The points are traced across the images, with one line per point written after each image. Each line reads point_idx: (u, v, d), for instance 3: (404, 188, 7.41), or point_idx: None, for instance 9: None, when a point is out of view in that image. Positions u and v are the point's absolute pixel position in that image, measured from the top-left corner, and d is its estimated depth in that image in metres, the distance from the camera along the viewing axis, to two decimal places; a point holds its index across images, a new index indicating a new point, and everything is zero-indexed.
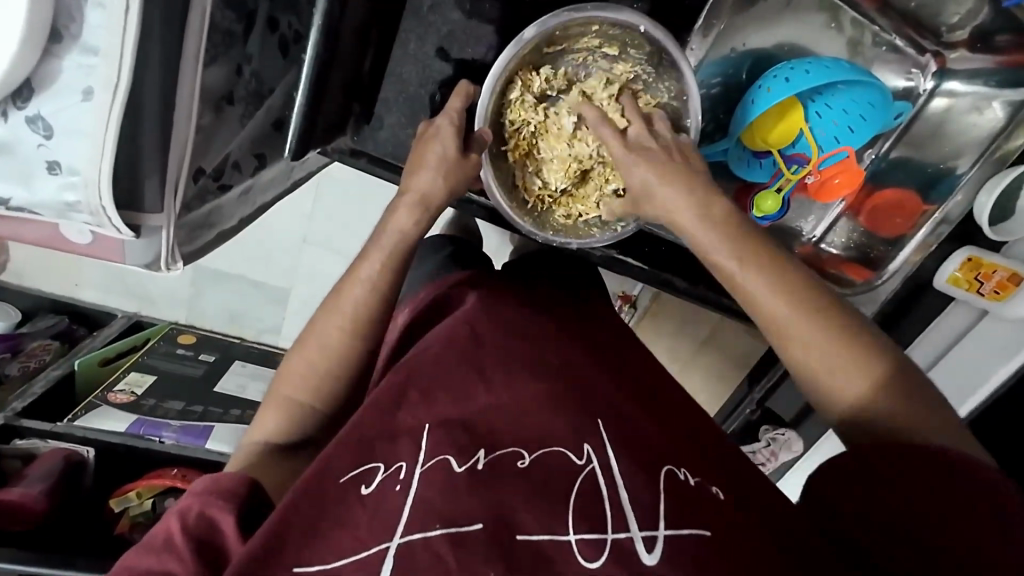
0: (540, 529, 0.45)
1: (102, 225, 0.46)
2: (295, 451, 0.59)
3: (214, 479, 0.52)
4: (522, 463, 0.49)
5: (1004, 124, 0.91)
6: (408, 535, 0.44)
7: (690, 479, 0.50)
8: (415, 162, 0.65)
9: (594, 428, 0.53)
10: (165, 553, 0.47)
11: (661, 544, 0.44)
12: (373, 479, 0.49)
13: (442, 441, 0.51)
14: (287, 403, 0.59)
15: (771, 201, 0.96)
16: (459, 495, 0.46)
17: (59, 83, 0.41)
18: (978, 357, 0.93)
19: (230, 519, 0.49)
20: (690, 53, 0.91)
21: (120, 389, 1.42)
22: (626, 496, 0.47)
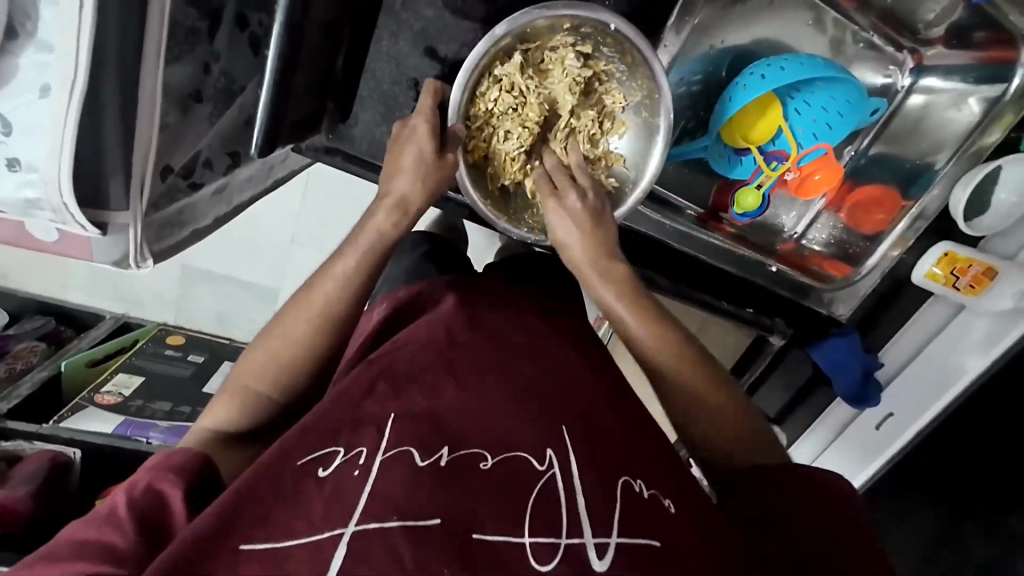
0: (497, 532, 0.46)
1: (66, 223, 0.46)
2: (248, 441, 0.59)
3: (167, 455, 0.53)
4: (485, 464, 0.51)
5: (978, 121, 0.92)
6: (364, 523, 0.45)
7: (644, 491, 0.52)
8: (393, 163, 0.65)
9: (559, 437, 0.54)
10: (107, 523, 0.48)
11: (611, 552, 0.47)
12: (333, 462, 0.50)
13: (406, 433, 0.52)
14: (242, 393, 0.59)
15: (752, 197, 0.96)
16: (420, 491, 0.47)
17: (15, 81, 0.41)
18: (951, 352, 0.95)
19: (178, 494, 0.50)
20: (663, 50, 0.89)
21: (107, 391, 1.43)
22: (582, 505, 0.49)
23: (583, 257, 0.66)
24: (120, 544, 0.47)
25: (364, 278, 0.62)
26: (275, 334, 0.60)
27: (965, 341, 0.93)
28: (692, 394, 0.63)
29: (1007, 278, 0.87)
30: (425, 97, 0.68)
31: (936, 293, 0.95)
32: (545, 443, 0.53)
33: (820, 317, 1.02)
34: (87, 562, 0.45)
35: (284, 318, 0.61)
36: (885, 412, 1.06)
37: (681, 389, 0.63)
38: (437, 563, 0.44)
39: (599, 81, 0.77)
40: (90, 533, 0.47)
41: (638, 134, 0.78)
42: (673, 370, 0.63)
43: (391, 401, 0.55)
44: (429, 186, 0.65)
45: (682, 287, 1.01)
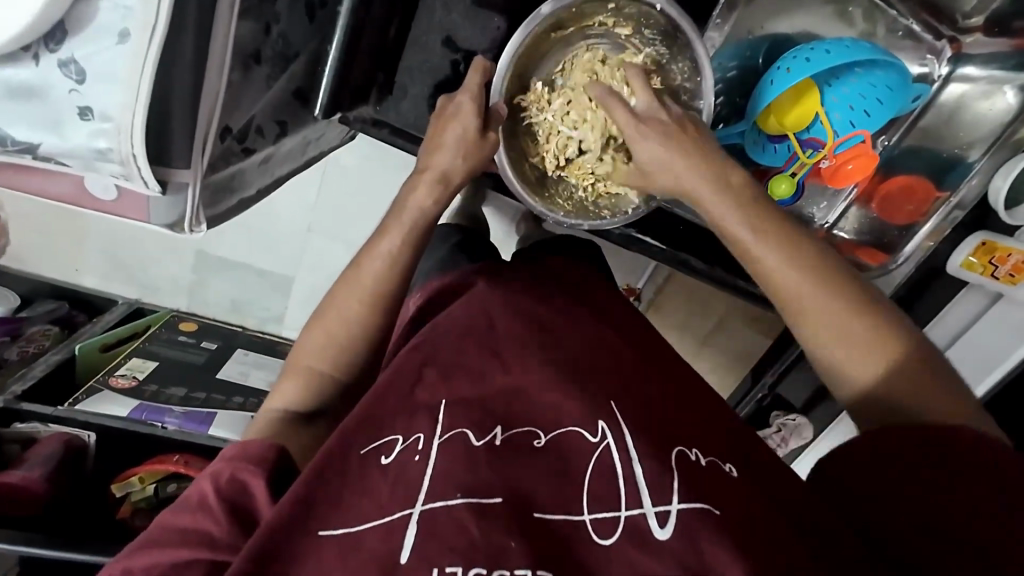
0: (557, 510, 0.46)
1: (131, 177, 0.45)
2: (311, 421, 0.58)
3: (244, 445, 0.52)
4: (539, 441, 0.51)
5: (1016, 112, 0.91)
6: (431, 502, 0.45)
7: (701, 460, 0.50)
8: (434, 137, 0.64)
9: (609, 411, 0.52)
10: (200, 511, 0.48)
11: (673, 520, 0.44)
12: (394, 450, 0.50)
13: (459, 415, 0.52)
14: (305, 373, 0.58)
15: (786, 184, 0.95)
16: (479, 467, 0.47)
17: (93, 26, 0.40)
18: (990, 342, 0.94)
19: (262, 483, 0.49)
20: (714, 27, 0.92)
21: (123, 374, 1.39)
22: (638, 472, 0.47)
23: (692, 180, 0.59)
24: (218, 532, 0.47)
25: (407, 252, 0.61)
26: (328, 305, 0.60)
27: (1004, 330, 0.92)
28: (865, 369, 0.54)
29: None
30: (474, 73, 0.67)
31: (972, 283, 0.95)
32: (597, 415, 0.51)
33: None
34: (189, 550, 0.46)
35: (335, 296, 0.61)
36: None
37: (845, 357, 0.55)
38: (502, 535, 0.43)
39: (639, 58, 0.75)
40: (187, 521, 0.48)
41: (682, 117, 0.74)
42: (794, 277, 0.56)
43: (440, 386, 0.55)
44: (469, 164, 0.64)
45: (717, 272, 0.90)
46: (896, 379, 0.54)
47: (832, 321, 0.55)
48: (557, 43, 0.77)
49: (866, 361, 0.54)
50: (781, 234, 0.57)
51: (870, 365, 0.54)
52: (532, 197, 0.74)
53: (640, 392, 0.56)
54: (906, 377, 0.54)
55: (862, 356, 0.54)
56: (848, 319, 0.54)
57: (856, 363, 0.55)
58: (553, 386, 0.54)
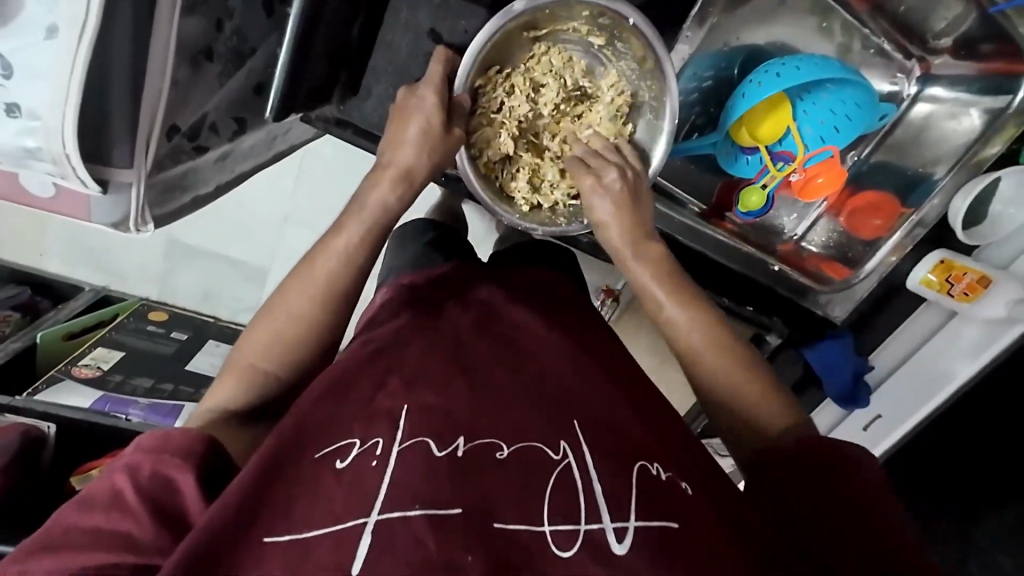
0: (517, 521, 0.46)
1: (67, 176, 0.43)
2: (256, 420, 0.58)
3: (166, 436, 0.50)
4: (501, 454, 0.50)
5: (980, 132, 0.93)
6: (386, 512, 0.45)
7: (661, 474, 0.52)
8: (395, 135, 0.63)
9: (571, 429, 0.53)
10: (117, 511, 0.47)
11: (630, 535, 0.46)
12: (349, 454, 0.50)
13: (420, 424, 0.51)
14: (247, 372, 0.57)
15: (756, 197, 0.97)
16: (438, 478, 0.47)
17: (18, 18, 0.38)
18: (941, 357, 0.97)
19: (189, 479, 0.48)
20: (684, 40, 0.91)
21: (86, 364, 1.36)
22: (599, 489, 0.49)
23: (620, 240, 0.67)
24: (139, 533, 0.47)
25: (365, 249, 0.60)
26: (281, 311, 0.58)
27: (959, 346, 0.95)
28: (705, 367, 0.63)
29: (1000, 287, 0.88)
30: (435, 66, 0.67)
31: (929, 300, 0.96)
32: (558, 435, 0.52)
33: (816, 317, 1.02)
34: (107, 551, 0.45)
35: (285, 292, 0.59)
36: (874, 413, 1.08)
37: (706, 363, 0.62)
38: (458, 548, 0.44)
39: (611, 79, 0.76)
40: (102, 521, 0.47)
41: (643, 137, 0.76)
42: (705, 347, 0.63)
43: (401, 394, 0.54)
44: (433, 160, 0.64)
45: None
46: (743, 390, 0.61)
47: (693, 325, 0.63)
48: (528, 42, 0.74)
49: (736, 378, 0.61)
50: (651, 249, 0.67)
51: (721, 372, 0.62)
52: (488, 194, 0.73)
53: (596, 406, 0.56)
54: (745, 381, 0.62)
55: (715, 364, 0.62)
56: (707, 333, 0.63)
57: (707, 368, 0.62)
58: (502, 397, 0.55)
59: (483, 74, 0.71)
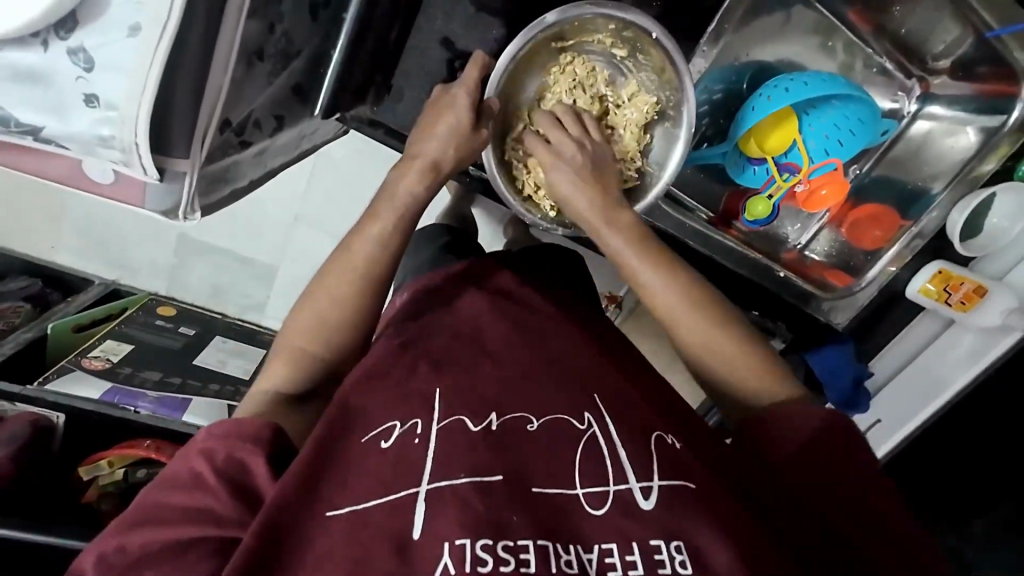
0: (552, 484, 0.49)
1: (130, 164, 0.46)
2: (304, 401, 0.60)
3: (235, 424, 0.53)
4: (532, 426, 0.53)
5: (977, 150, 0.97)
6: (436, 482, 0.48)
7: (676, 444, 0.54)
8: (430, 118, 0.67)
9: (592, 402, 0.56)
10: (197, 489, 0.50)
11: (655, 493, 0.48)
12: (392, 435, 0.52)
13: (455, 403, 0.54)
14: (296, 354, 0.60)
15: (762, 206, 1.01)
16: (476, 450, 0.50)
17: (107, 17, 0.42)
18: (940, 364, 1.01)
19: (261, 460, 0.51)
20: (701, 55, 0.94)
21: (95, 356, 1.38)
22: (623, 451, 0.51)
23: (566, 184, 0.67)
24: (220, 508, 0.49)
25: (396, 235, 0.64)
26: (321, 299, 0.61)
27: (951, 354, 0.99)
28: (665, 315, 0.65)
29: (995, 296, 0.91)
30: (471, 69, 0.70)
31: (928, 308, 1.01)
32: (582, 407, 0.55)
33: (818, 323, 1.06)
34: (194, 528, 0.48)
35: (328, 275, 0.62)
36: (873, 418, 1.12)
37: (684, 314, 0.64)
38: (505, 510, 0.46)
39: (631, 87, 0.79)
40: (185, 501, 0.50)
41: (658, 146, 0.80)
42: (674, 297, 0.65)
43: (432, 377, 0.58)
44: (459, 153, 0.67)
45: None
46: (704, 336, 0.64)
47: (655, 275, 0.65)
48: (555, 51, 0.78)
49: (698, 326, 0.64)
50: (614, 206, 0.68)
51: (685, 317, 0.65)
52: (511, 193, 0.76)
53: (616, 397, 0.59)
54: (710, 326, 0.64)
55: (677, 310, 0.65)
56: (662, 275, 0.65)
57: (674, 315, 0.65)
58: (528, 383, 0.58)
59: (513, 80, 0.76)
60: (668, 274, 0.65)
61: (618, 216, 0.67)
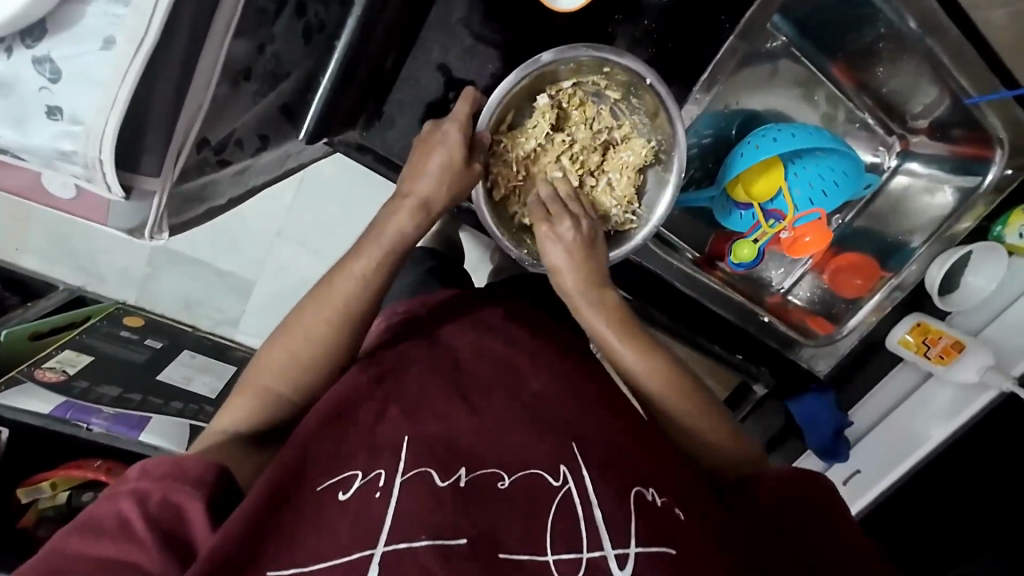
0: (521, 548, 0.46)
1: (93, 180, 0.42)
2: (264, 443, 0.57)
3: (177, 461, 0.49)
4: (503, 484, 0.50)
5: (953, 209, 0.99)
6: (394, 543, 0.45)
7: (657, 500, 0.52)
8: (418, 163, 0.65)
9: (571, 452, 0.53)
10: (126, 542, 0.46)
11: (631, 562, 0.47)
12: (352, 485, 0.49)
13: (422, 453, 0.51)
14: (259, 392, 0.57)
15: (748, 249, 1.01)
16: (442, 508, 0.47)
17: (80, 27, 0.41)
18: (919, 415, 1.00)
19: (198, 508, 0.47)
20: (693, 102, 0.86)
21: (50, 366, 1.26)
22: (599, 512, 0.49)
23: (573, 284, 0.66)
24: (146, 564, 0.45)
25: (377, 271, 0.61)
26: (292, 330, 0.59)
27: (931, 406, 0.98)
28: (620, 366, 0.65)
29: (974, 352, 0.92)
30: (462, 104, 0.70)
31: (907, 359, 1.02)
32: (558, 459, 0.52)
33: (800, 370, 1.06)
34: None
35: (302, 311, 0.59)
36: (853, 468, 1.07)
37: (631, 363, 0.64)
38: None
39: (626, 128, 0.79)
40: (112, 550, 0.46)
41: (646, 189, 0.80)
42: (638, 363, 0.64)
43: (403, 425, 0.53)
44: (449, 190, 0.65)
45: None
46: (652, 378, 0.64)
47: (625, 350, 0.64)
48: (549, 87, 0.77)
49: (650, 368, 0.64)
50: (597, 288, 0.66)
51: (638, 365, 0.64)
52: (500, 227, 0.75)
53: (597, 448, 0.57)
54: (651, 369, 0.64)
55: (632, 355, 0.64)
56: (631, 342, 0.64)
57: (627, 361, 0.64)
58: (507, 429, 0.55)
59: (507, 115, 0.76)
60: (632, 339, 0.64)
61: (603, 300, 0.66)
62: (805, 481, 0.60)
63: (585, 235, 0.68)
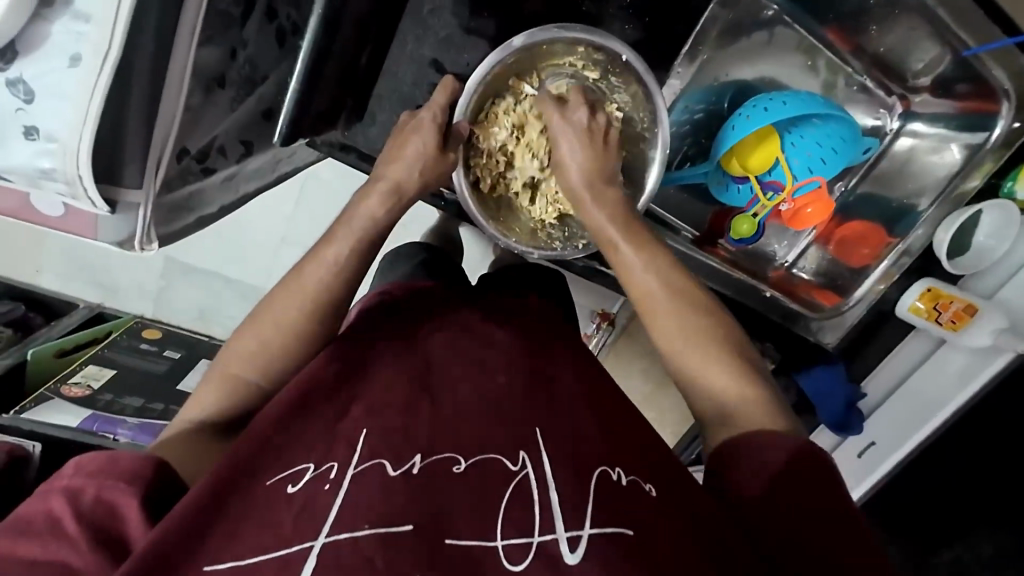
0: (470, 535, 0.45)
1: (77, 197, 0.45)
2: (232, 430, 0.60)
3: (111, 459, 0.50)
4: (459, 467, 0.50)
5: (961, 166, 0.95)
6: (335, 535, 0.44)
7: (623, 479, 0.51)
8: (394, 150, 0.66)
9: (531, 437, 0.53)
10: (53, 539, 0.47)
11: (584, 544, 0.46)
12: (302, 478, 0.49)
13: (378, 445, 0.51)
14: (229, 380, 0.60)
15: (747, 225, 1.00)
16: (392, 496, 0.46)
17: (49, 47, 0.42)
18: (932, 384, 0.98)
19: (134, 504, 0.49)
20: (675, 76, 0.96)
21: (76, 382, 1.35)
22: (555, 496, 0.48)
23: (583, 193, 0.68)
24: (77, 562, 0.46)
25: (355, 262, 0.62)
26: (281, 328, 0.60)
27: (944, 375, 0.97)
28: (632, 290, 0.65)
29: (986, 315, 0.89)
30: (438, 93, 0.70)
31: (919, 327, 0.99)
32: (518, 444, 0.52)
33: (808, 344, 1.03)
34: None
35: (273, 298, 0.61)
36: (868, 440, 1.08)
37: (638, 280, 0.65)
38: (409, 568, 0.42)
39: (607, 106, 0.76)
40: (49, 548, 0.46)
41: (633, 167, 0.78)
42: (654, 290, 0.64)
43: (363, 420, 0.53)
44: (426, 177, 0.67)
45: None
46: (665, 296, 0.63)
47: (651, 268, 0.64)
48: (527, 73, 0.77)
49: (655, 285, 0.64)
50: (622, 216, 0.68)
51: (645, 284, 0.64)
52: (484, 217, 0.75)
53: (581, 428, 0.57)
54: (664, 292, 0.64)
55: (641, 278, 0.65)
56: (649, 261, 0.65)
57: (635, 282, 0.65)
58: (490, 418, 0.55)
59: (483, 104, 0.75)
60: (654, 262, 0.65)
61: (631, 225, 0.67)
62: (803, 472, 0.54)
63: (598, 147, 0.70)
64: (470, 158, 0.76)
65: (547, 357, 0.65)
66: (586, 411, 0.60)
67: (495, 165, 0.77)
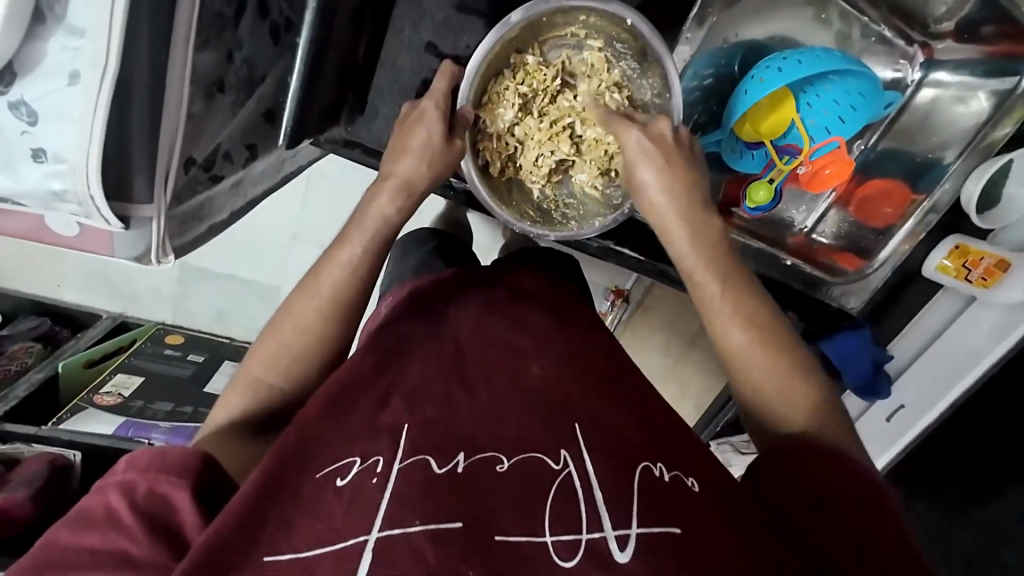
0: (519, 532, 0.45)
1: (91, 217, 0.46)
2: (264, 432, 0.59)
3: (160, 455, 0.52)
4: (501, 466, 0.50)
5: (989, 115, 0.91)
6: (387, 530, 0.44)
7: (665, 475, 0.51)
8: (399, 146, 0.64)
9: (571, 434, 0.53)
10: (110, 530, 0.48)
11: (633, 542, 0.46)
12: (350, 472, 0.49)
13: (420, 440, 0.51)
14: (257, 386, 0.59)
15: (763, 191, 0.96)
16: (438, 493, 0.47)
17: (46, 66, 0.42)
18: (968, 339, 0.94)
19: (185, 495, 0.49)
20: (685, 42, 0.94)
21: (107, 391, 1.38)
22: (599, 494, 0.48)
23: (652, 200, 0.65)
24: (136, 550, 0.47)
25: (367, 260, 0.61)
26: (302, 331, 0.60)
27: (976, 333, 0.93)
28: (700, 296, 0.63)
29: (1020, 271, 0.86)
30: (440, 79, 0.68)
31: (948, 286, 0.96)
32: (558, 444, 0.52)
33: (831, 310, 1.02)
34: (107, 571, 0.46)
35: (291, 305, 0.61)
36: (896, 403, 1.06)
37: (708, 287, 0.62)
38: (460, 564, 0.43)
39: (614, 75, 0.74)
40: (99, 543, 0.48)
41: None
42: (727, 299, 0.61)
43: (403, 411, 0.54)
44: (435, 171, 0.65)
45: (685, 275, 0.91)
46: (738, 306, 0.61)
47: (722, 278, 0.62)
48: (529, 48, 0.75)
49: (727, 295, 0.61)
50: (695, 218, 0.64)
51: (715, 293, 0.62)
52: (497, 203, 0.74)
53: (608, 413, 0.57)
54: (735, 300, 0.61)
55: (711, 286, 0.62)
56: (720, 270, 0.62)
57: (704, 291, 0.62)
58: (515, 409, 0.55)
59: (485, 85, 0.73)
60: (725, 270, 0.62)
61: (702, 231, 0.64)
62: (839, 456, 0.55)
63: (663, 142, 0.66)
64: (476, 142, 0.74)
65: (572, 341, 0.65)
66: (611, 394, 0.59)
67: (504, 145, 0.75)
